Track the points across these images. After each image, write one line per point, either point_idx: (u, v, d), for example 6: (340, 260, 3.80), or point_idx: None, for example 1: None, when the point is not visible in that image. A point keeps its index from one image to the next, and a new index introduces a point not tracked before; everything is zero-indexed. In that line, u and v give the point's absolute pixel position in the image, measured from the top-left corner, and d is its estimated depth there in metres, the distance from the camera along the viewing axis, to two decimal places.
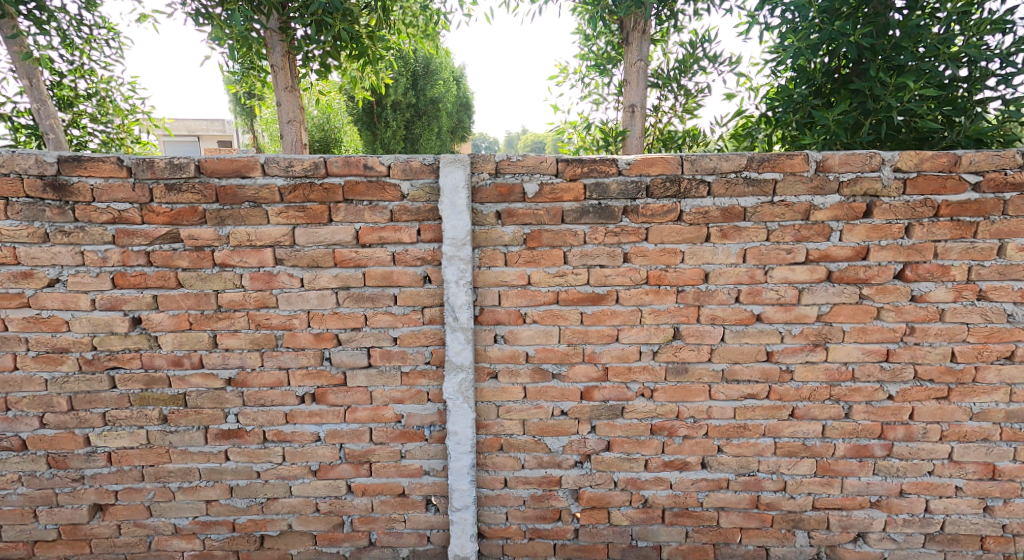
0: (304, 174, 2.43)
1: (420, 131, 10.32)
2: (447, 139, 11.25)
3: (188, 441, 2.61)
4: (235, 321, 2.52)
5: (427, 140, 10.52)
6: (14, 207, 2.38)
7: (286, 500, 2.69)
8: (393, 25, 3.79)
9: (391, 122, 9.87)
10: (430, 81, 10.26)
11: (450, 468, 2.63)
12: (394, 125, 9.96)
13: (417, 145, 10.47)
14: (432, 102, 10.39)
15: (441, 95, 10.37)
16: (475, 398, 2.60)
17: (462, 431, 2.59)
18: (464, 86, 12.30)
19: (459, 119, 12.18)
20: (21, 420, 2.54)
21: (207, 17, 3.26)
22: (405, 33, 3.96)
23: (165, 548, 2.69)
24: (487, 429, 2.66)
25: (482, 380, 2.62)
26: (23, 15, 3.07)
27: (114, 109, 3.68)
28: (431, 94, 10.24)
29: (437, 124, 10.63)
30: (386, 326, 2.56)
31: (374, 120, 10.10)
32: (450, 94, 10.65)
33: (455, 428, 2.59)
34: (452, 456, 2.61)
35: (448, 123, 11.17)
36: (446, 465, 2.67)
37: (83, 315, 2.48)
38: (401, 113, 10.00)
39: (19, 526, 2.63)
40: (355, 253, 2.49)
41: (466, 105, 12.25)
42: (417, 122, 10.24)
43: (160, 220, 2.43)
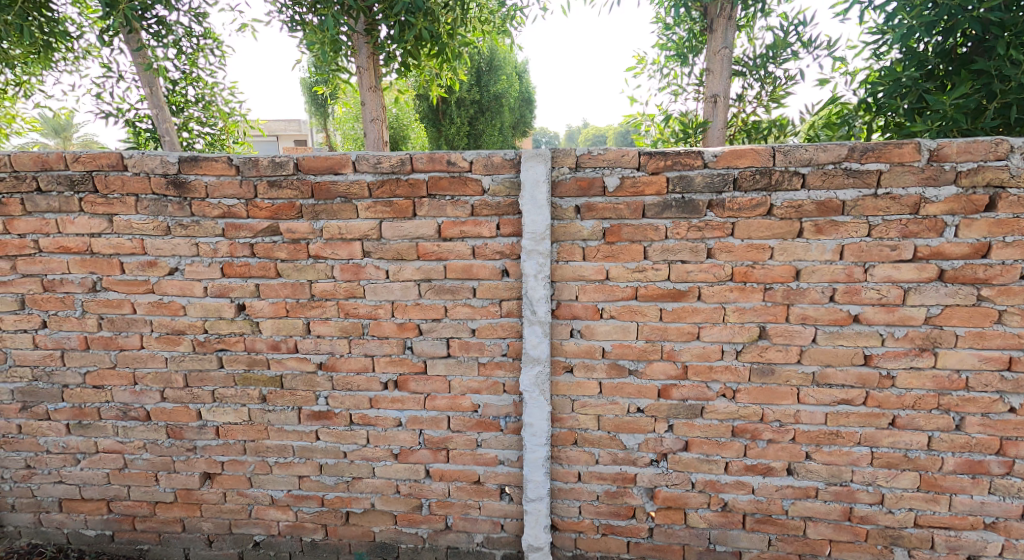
0: (392, 170, 2.54)
1: (484, 127, 10.46)
2: (509, 134, 11.28)
3: (284, 420, 2.82)
4: (326, 310, 2.68)
5: (490, 137, 10.59)
6: (143, 203, 2.64)
7: (369, 480, 2.85)
8: (470, 23, 3.85)
9: (456, 119, 9.97)
10: (494, 77, 10.43)
11: (524, 460, 2.68)
12: (459, 121, 10.07)
13: (480, 140, 10.55)
14: (496, 98, 10.55)
15: (504, 90, 10.51)
16: (550, 391, 2.63)
17: (538, 423, 2.63)
18: (528, 81, 12.40)
19: (522, 114, 12.43)
20: (146, 394, 2.83)
21: (300, 23, 3.49)
22: (482, 31, 4.01)
23: (263, 518, 2.93)
24: (562, 423, 2.67)
25: (558, 374, 2.64)
26: (146, 30, 3.38)
27: (217, 112, 4.00)
28: (494, 89, 10.37)
29: (500, 120, 10.77)
30: (465, 318, 2.64)
31: (439, 117, 10.23)
32: (512, 88, 10.81)
33: (530, 420, 2.63)
34: (527, 448, 2.65)
35: (510, 120, 11.31)
36: (521, 457, 2.72)
37: (197, 301, 2.72)
38: (464, 109, 10.15)
39: (143, 488, 2.93)
40: (437, 247, 2.58)
41: (528, 100, 12.42)
42: (480, 119, 10.36)
43: (263, 214, 2.62)
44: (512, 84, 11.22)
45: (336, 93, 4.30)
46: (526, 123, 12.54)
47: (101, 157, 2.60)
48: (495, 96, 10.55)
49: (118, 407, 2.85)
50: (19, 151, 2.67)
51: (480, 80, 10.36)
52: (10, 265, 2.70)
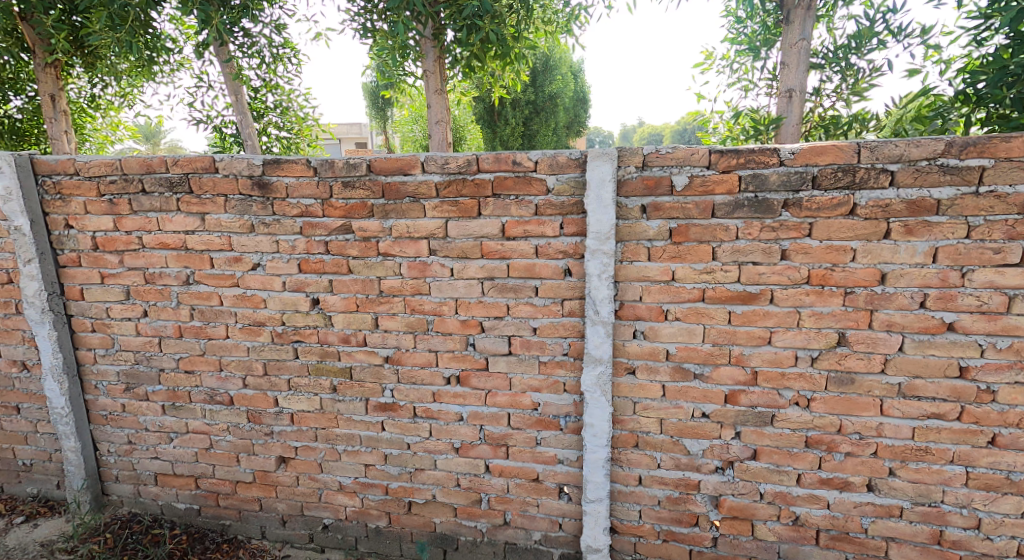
0: (458, 171, 2.59)
1: (537, 127, 10.86)
2: (563, 133, 11.61)
3: (353, 409, 2.94)
4: (393, 305, 2.78)
5: (544, 136, 11.00)
6: (230, 203, 2.83)
7: (431, 472, 2.93)
8: (534, 23, 3.87)
9: (511, 120, 10.37)
10: (549, 76, 10.65)
11: (585, 460, 2.67)
12: (513, 122, 10.50)
13: (534, 140, 10.83)
14: (551, 98, 10.88)
15: (559, 90, 10.82)
16: (612, 392, 2.61)
17: (599, 424, 2.61)
18: (584, 80, 12.49)
19: (577, 113, 12.56)
20: (230, 380, 3.03)
21: (371, 31, 3.63)
22: (544, 31, 4.03)
23: (332, 502, 3.07)
24: (623, 425, 2.64)
25: (620, 375, 2.61)
26: (233, 42, 3.61)
27: (294, 117, 4.22)
28: (549, 89, 10.69)
29: (555, 120, 10.95)
30: (527, 317, 2.66)
31: (494, 118, 10.56)
32: (567, 89, 11.08)
33: (591, 421, 2.61)
34: (588, 448, 2.64)
35: (565, 119, 11.55)
36: (581, 457, 2.71)
37: (276, 295, 2.88)
38: (520, 111, 10.53)
39: (226, 467, 3.14)
40: (501, 246, 2.62)
41: (582, 99, 12.37)
42: (534, 119, 10.61)
43: (337, 214, 2.75)
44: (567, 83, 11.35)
45: (401, 96, 4.43)
46: (581, 123, 12.67)
47: (197, 161, 2.81)
48: (549, 96, 10.82)
49: (206, 391, 3.06)
50: (126, 156, 2.92)
51: (537, 80, 10.66)
52: (118, 259, 2.96)
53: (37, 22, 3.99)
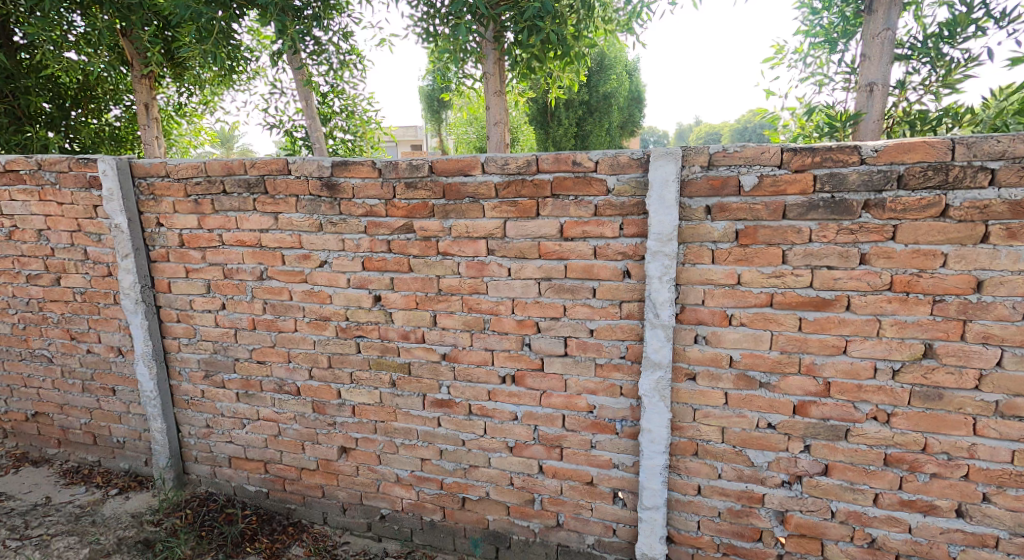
0: (517, 171, 2.59)
1: (591, 127, 11.02)
2: (617, 134, 11.74)
3: (410, 404, 3.00)
4: (451, 304, 2.81)
5: (598, 136, 11.12)
6: (301, 203, 2.94)
7: (485, 470, 2.95)
8: (593, 22, 3.84)
9: (565, 121, 10.65)
10: (604, 77, 10.84)
11: (641, 466, 2.61)
12: (567, 123, 10.73)
13: (587, 140, 11.14)
14: (605, 98, 11.01)
15: (613, 90, 10.94)
16: (671, 398, 2.54)
17: (656, 430, 2.55)
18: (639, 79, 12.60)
19: (631, 113, 12.59)
20: (297, 371, 3.15)
21: (431, 34, 3.73)
22: (604, 30, 4.00)
23: (389, 493, 3.15)
24: (682, 432, 2.56)
25: (680, 381, 2.53)
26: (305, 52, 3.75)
27: (359, 121, 4.35)
28: (604, 90, 10.88)
29: (608, 120, 11.18)
30: (584, 318, 2.63)
31: (549, 120, 11.12)
32: (621, 89, 11.15)
33: (648, 426, 2.56)
34: (645, 454, 2.58)
35: (620, 119, 11.65)
36: (637, 462, 2.66)
37: (341, 291, 2.98)
38: (573, 111, 10.74)
39: (292, 454, 3.27)
40: (559, 247, 2.60)
41: (638, 98, 12.61)
42: (588, 120, 10.96)
43: (399, 213, 2.81)
44: (622, 84, 11.55)
45: (460, 98, 4.52)
46: (634, 122, 12.63)
47: (272, 164, 2.93)
48: (604, 96, 11.08)
49: (275, 381, 3.20)
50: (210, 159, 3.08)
51: (592, 81, 10.82)
52: (200, 255, 3.14)
53: (135, 36, 4.28)
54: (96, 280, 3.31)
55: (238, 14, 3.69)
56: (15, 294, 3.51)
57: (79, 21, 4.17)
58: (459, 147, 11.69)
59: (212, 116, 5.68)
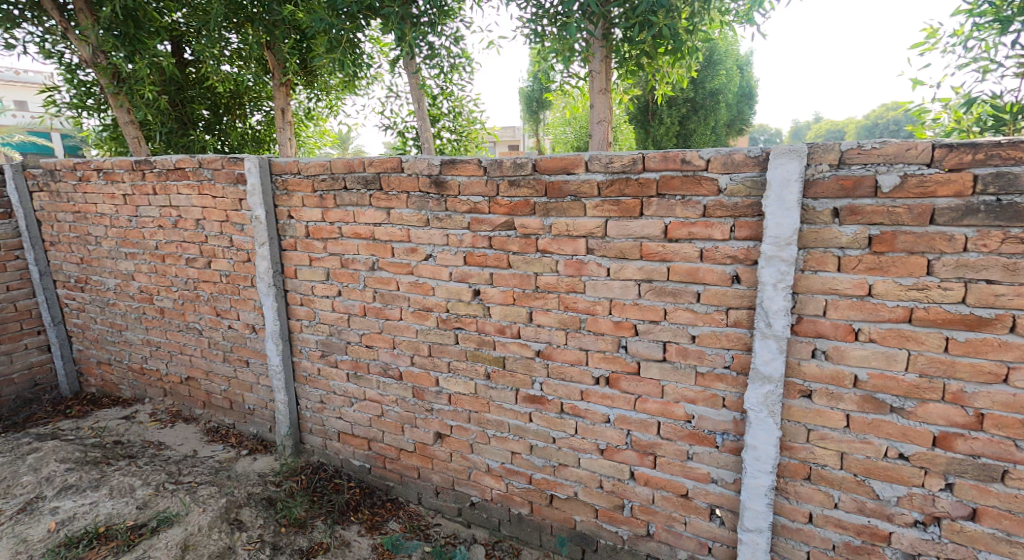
0: (622, 170, 2.53)
1: (695, 127, 11.21)
2: (723, 132, 11.89)
3: (503, 398, 3.05)
4: (548, 301, 2.82)
5: (700, 136, 11.34)
6: (411, 199, 3.10)
7: (574, 470, 2.93)
8: (708, 14, 3.65)
9: (666, 120, 10.99)
10: (710, 73, 10.95)
11: (744, 485, 2.46)
12: (669, 122, 11.02)
13: (690, 140, 11.36)
14: (711, 95, 11.12)
15: (721, 86, 11.04)
16: (782, 414, 2.36)
17: (763, 448, 2.39)
18: (749, 74, 12.67)
19: (737, 110, 12.56)
20: (401, 357, 3.33)
21: (539, 34, 3.76)
22: (719, 23, 3.82)
23: (480, 482, 3.23)
24: (793, 453, 2.38)
25: (793, 397, 2.35)
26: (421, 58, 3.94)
27: (466, 121, 4.51)
28: (710, 86, 10.97)
29: (714, 118, 11.31)
30: (686, 323, 2.52)
31: (649, 119, 11.41)
32: (730, 85, 11.26)
33: (754, 443, 2.40)
34: (749, 472, 2.43)
35: (727, 117, 11.69)
36: (738, 480, 2.51)
37: (444, 284, 3.10)
38: (676, 110, 11.01)
39: (393, 435, 3.46)
40: (662, 248, 2.51)
41: (747, 94, 12.75)
42: (692, 118, 11.14)
43: (502, 211, 2.86)
44: (730, 79, 11.40)
45: (565, 97, 4.58)
46: (742, 119, 12.70)
47: (387, 162, 3.10)
48: (710, 93, 11.19)
49: (381, 365, 3.40)
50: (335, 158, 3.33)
51: (699, 77, 10.96)
52: (322, 245, 3.42)
53: (277, 49, 4.75)
54: (238, 265, 3.71)
55: (364, 24, 3.96)
56: (175, 275, 4.03)
57: (234, 39, 4.73)
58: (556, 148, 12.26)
59: (335, 117, 6.16)
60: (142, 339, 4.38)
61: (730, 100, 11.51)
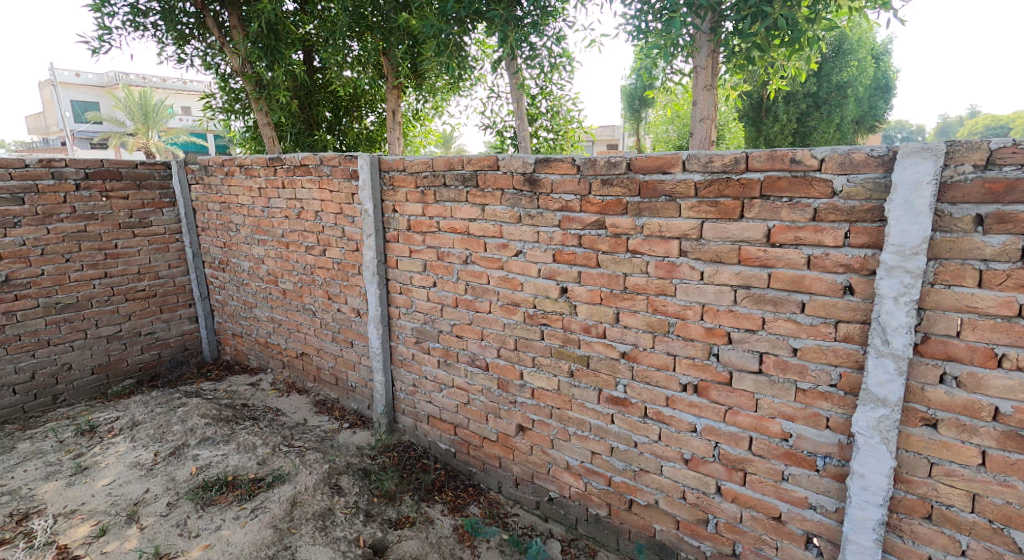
0: (723, 169, 2.42)
1: (816, 123, 10.64)
2: (851, 129, 11.12)
3: (586, 397, 3.05)
4: (636, 303, 2.77)
5: (822, 134, 10.73)
6: (505, 196, 3.18)
7: (655, 477, 2.86)
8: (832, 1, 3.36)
9: (782, 116, 10.56)
10: (840, 63, 10.25)
11: (848, 515, 2.29)
12: (784, 118, 10.58)
13: (809, 138, 10.80)
14: (839, 88, 10.37)
15: (852, 78, 10.25)
16: (897, 442, 2.16)
17: (872, 477, 2.20)
18: (887, 64, 11.69)
19: (871, 105, 11.67)
20: (488, 348, 3.45)
21: (642, 31, 3.69)
22: (847, 11, 3.49)
23: (559, 478, 3.26)
24: (910, 487, 2.18)
25: (911, 424, 2.14)
26: (523, 61, 4.04)
27: (563, 120, 4.55)
28: (838, 79, 10.27)
29: (841, 113, 10.61)
30: (787, 335, 2.37)
31: (763, 115, 10.97)
32: (863, 76, 10.38)
33: (862, 471, 2.22)
34: (854, 503, 2.25)
35: (855, 112, 10.92)
36: (841, 509, 2.34)
37: (532, 280, 3.16)
38: (793, 106, 10.54)
39: (477, 423, 3.60)
40: (763, 253, 2.37)
41: (885, 87, 11.77)
42: (813, 114, 10.57)
43: (593, 210, 2.84)
44: (865, 70, 10.57)
45: (667, 95, 4.46)
46: (876, 116, 11.80)
47: (484, 160, 3.22)
48: (838, 86, 10.45)
49: (470, 355, 3.55)
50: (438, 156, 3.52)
51: (825, 69, 10.32)
52: (422, 238, 3.63)
53: (392, 54, 5.11)
54: (349, 254, 4.05)
55: (470, 28, 4.14)
56: (296, 260, 4.48)
57: (355, 47, 5.16)
58: (659, 145, 12.25)
59: (441, 117, 6.47)
60: (267, 316, 4.92)
61: (860, 94, 10.57)
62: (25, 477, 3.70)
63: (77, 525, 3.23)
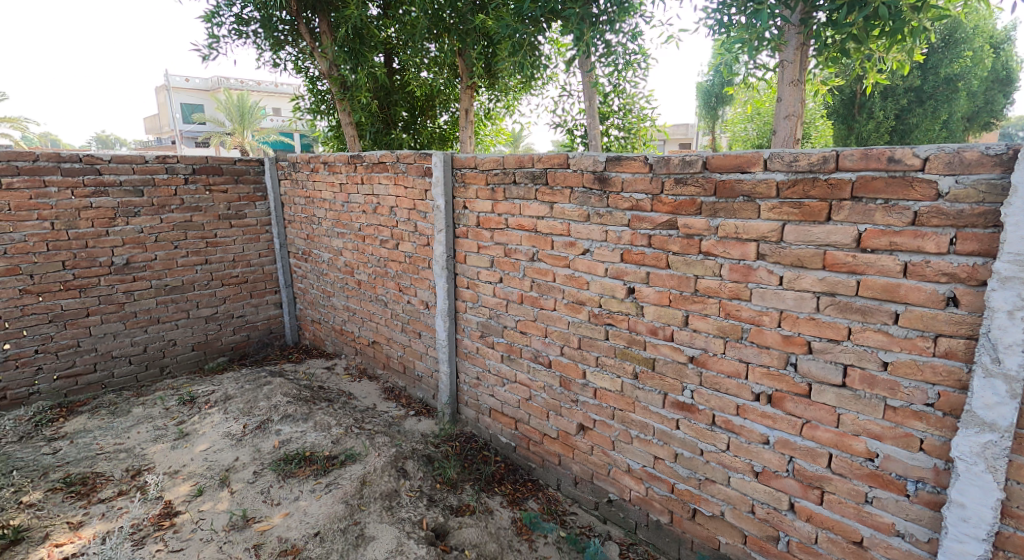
0: (809, 168, 2.30)
1: (917, 121, 9.91)
2: (960, 128, 10.25)
3: (650, 400, 2.99)
4: (707, 306, 2.69)
5: (923, 132, 9.99)
6: (574, 194, 3.16)
7: (722, 488, 2.77)
8: None
9: (878, 112, 9.92)
10: (950, 55, 9.47)
11: (943, 547, 2.13)
12: (882, 115, 9.91)
13: (909, 137, 10.08)
14: (949, 82, 9.60)
15: (964, 71, 9.45)
16: (1005, 472, 1.99)
17: (974, 508, 2.04)
18: (1005, 55, 10.70)
19: (985, 101, 10.72)
20: (551, 346, 3.45)
21: (725, 25, 3.58)
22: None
23: (619, 481, 3.22)
24: (1018, 522, 2.01)
25: (1021, 452, 1.98)
26: (596, 59, 4.02)
27: (634, 118, 4.48)
28: (947, 72, 9.50)
29: (952, 109, 9.76)
30: (876, 347, 2.23)
31: (857, 112, 10.35)
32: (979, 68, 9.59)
33: (962, 501, 2.06)
34: (952, 534, 2.10)
35: (965, 108, 10.07)
36: (934, 540, 2.18)
37: (598, 279, 3.13)
38: (894, 101, 9.87)
39: (538, 419, 3.62)
40: (852, 258, 2.24)
41: (1001, 81, 10.79)
42: (916, 110, 9.83)
43: (664, 209, 2.78)
44: (980, 62, 9.71)
45: (747, 91, 4.30)
46: (990, 112, 10.83)
47: (555, 158, 3.22)
48: (947, 80, 9.66)
49: (533, 351, 3.57)
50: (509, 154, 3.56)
51: (933, 61, 9.58)
52: (490, 234, 3.69)
53: (467, 55, 5.24)
54: (420, 248, 4.19)
55: (545, 27, 4.17)
56: (372, 253, 4.68)
57: (433, 49, 5.32)
58: (738, 143, 11.85)
59: (511, 116, 6.56)
60: (343, 305, 5.17)
61: (972, 88, 9.70)
62: (139, 437, 4.09)
63: (179, 484, 3.53)
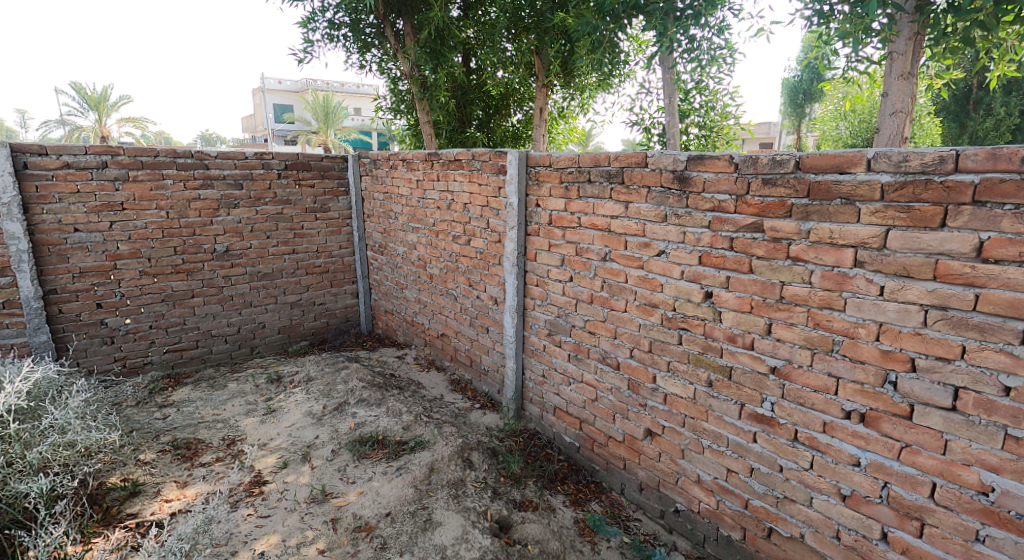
0: (922, 170, 2.13)
1: None
2: None
3: (725, 410, 2.88)
4: (793, 315, 2.56)
5: None
6: (651, 194, 3.09)
7: (803, 508, 2.63)
8: None
9: (998, 109, 9.15)
10: None
11: None
12: (1001, 112, 9.12)
13: None
14: None
15: None
16: None
17: None
18: None
19: None
20: (620, 347, 3.39)
21: (824, 17, 3.39)
22: None
23: (687, 491, 3.13)
24: None
25: None
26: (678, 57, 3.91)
27: (717, 115, 4.34)
28: None
29: None
30: (996, 369, 2.05)
31: (971, 108, 9.57)
32: None
33: None
34: None
35: None
36: None
37: (673, 282, 3.04)
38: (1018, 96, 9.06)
39: (604, 421, 3.56)
40: (971, 270, 2.07)
41: None
42: None
43: (750, 211, 2.66)
44: None
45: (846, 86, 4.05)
46: None
47: (632, 157, 3.16)
48: None
49: (601, 352, 3.52)
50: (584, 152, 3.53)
51: None
52: (562, 233, 3.68)
53: (545, 53, 5.25)
54: (491, 245, 4.24)
55: (626, 24, 4.10)
56: (444, 248, 4.78)
57: (509, 48, 5.35)
58: (829, 142, 11.27)
59: (585, 115, 6.51)
60: (415, 297, 5.31)
61: None
62: (234, 410, 4.37)
63: (265, 455, 3.74)
